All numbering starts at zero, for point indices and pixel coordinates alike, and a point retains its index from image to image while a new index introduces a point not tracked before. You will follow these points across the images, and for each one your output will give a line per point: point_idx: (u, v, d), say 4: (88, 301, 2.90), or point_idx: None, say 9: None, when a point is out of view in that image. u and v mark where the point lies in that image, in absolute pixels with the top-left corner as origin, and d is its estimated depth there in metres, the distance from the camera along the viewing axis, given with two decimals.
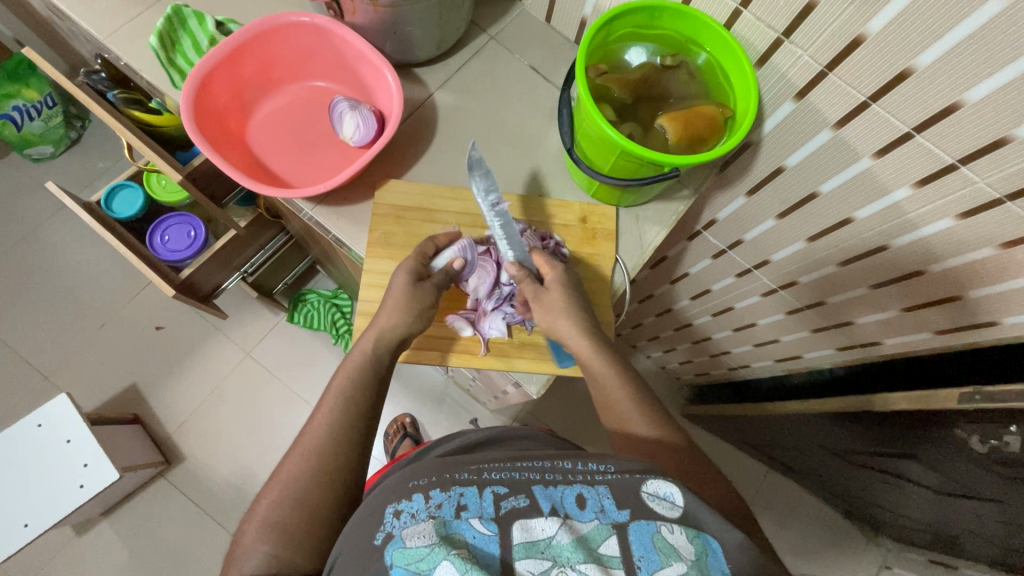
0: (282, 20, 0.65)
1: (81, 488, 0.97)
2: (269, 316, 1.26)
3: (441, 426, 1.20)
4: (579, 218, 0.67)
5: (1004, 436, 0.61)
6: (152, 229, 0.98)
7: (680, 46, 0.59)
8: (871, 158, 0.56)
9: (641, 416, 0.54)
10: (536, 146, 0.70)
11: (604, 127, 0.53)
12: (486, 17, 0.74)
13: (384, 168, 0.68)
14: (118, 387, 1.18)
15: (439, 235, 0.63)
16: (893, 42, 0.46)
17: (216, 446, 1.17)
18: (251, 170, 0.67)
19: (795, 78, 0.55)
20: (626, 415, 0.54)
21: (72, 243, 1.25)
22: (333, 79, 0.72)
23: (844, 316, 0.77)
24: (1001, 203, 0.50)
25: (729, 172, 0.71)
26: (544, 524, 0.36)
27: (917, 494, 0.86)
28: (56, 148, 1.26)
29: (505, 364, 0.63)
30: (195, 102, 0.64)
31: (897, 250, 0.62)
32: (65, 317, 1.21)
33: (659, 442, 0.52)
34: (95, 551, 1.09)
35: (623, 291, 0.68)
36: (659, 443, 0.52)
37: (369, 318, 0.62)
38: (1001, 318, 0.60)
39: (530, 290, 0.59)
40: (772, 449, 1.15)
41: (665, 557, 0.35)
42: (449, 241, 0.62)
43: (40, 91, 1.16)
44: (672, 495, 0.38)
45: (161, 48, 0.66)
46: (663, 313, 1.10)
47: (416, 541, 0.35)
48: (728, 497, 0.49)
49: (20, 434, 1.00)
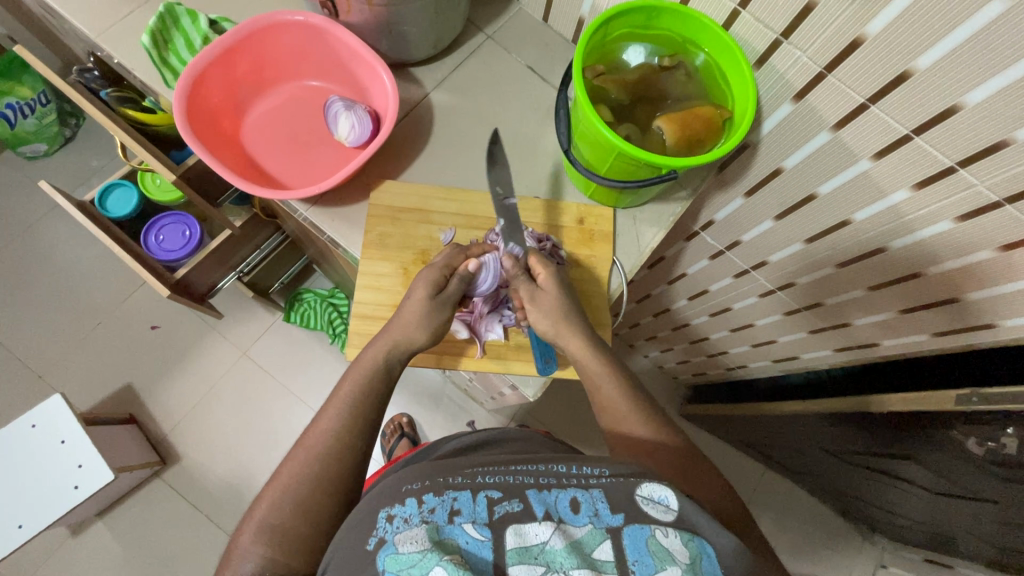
0: (276, 19, 0.64)
1: (76, 489, 0.96)
2: (265, 315, 1.25)
3: (438, 426, 1.20)
4: (576, 220, 0.67)
5: (1001, 438, 0.61)
6: (147, 229, 0.97)
7: (679, 47, 0.59)
8: (870, 159, 0.55)
9: (647, 420, 0.54)
10: (533, 146, 0.69)
11: (601, 128, 0.52)
12: (483, 16, 0.74)
13: (380, 168, 0.67)
14: (113, 387, 1.18)
15: (473, 247, 0.61)
16: (893, 42, 0.46)
17: (212, 445, 1.17)
18: (245, 170, 0.66)
19: (794, 79, 0.55)
20: (616, 417, 0.55)
21: (67, 242, 1.24)
22: (328, 79, 0.71)
23: (841, 317, 0.77)
24: (1000, 205, 0.50)
25: (728, 172, 0.70)
26: (538, 529, 0.36)
27: (914, 495, 0.86)
28: (49, 146, 1.25)
29: (502, 366, 0.63)
30: (189, 101, 0.63)
31: (896, 251, 0.62)
32: (61, 316, 1.20)
33: (663, 445, 0.52)
34: (91, 552, 1.09)
35: (620, 293, 0.67)
36: (659, 454, 0.52)
37: (364, 320, 0.62)
38: (999, 320, 0.59)
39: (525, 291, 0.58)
40: (770, 449, 1.15)
41: (660, 562, 0.34)
42: (481, 253, 0.60)
43: (34, 88, 1.14)
44: (666, 498, 0.37)
45: (154, 48, 0.65)
46: (661, 313, 1.10)
47: (408, 547, 0.34)
48: (725, 499, 0.49)
49: (13, 435, 0.99)
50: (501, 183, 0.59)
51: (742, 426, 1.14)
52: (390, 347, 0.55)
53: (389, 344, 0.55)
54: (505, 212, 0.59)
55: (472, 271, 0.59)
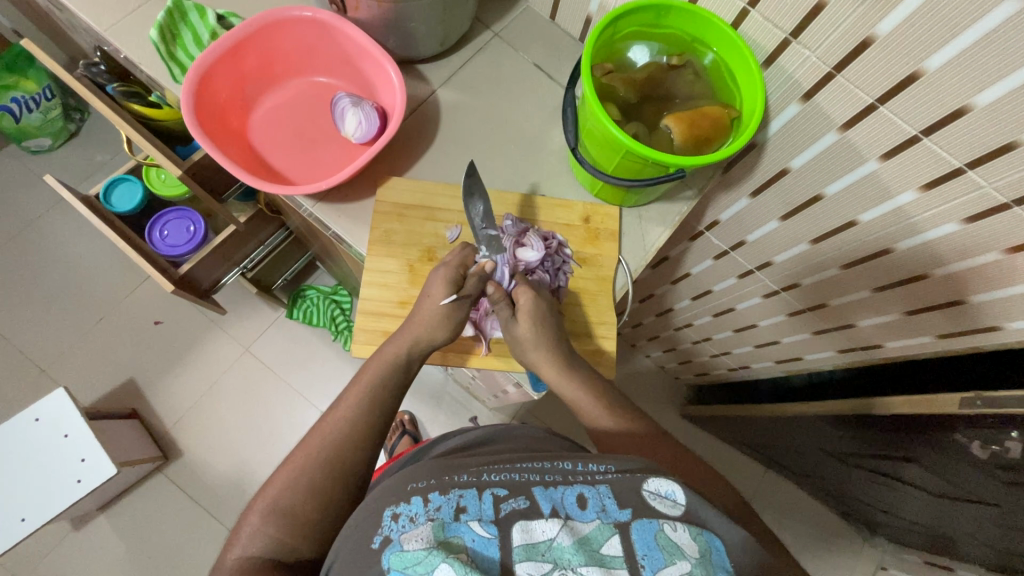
0: (283, 14, 0.64)
1: (78, 483, 0.97)
2: (268, 311, 1.25)
3: (440, 424, 1.20)
4: (581, 218, 0.67)
5: (1004, 442, 0.61)
6: (152, 224, 0.97)
7: (686, 46, 0.59)
8: (877, 160, 0.55)
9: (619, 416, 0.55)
10: (539, 145, 0.69)
11: (608, 126, 0.52)
12: (489, 13, 0.74)
13: (387, 165, 0.67)
14: (115, 382, 1.18)
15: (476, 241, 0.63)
16: (903, 43, 0.46)
17: (215, 441, 1.17)
18: (252, 167, 0.66)
19: (803, 78, 0.55)
20: (594, 414, 0.55)
21: (69, 237, 1.24)
22: (334, 75, 0.71)
23: (845, 318, 0.77)
24: (1007, 207, 0.50)
25: (734, 172, 0.70)
26: (545, 526, 0.36)
27: (915, 498, 0.86)
28: (54, 140, 1.25)
29: (508, 364, 0.63)
30: (195, 97, 0.63)
31: (902, 253, 0.62)
32: (65, 311, 1.20)
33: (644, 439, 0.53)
34: (93, 546, 1.09)
35: (625, 292, 0.67)
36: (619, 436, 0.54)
37: (371, 317, 0.62)
38: (1003, 322, 0.59)
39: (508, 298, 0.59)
40: (772, 450, 1.15)
41: (669, 556, 0.34)
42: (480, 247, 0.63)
43: (39, 82, 1.15)
44: (674, 493, 0.38)
45: (161, 42, 0.66)
46: (663, 313, 1.10)
47: (414, 544, 0.34)
48: (726, 492, 0.49)
49: (17, 428, 0.99)
50: (482, 214, 0.60)
51: (744, 427, 1.14)
52: (395, 343, 0.55)
53: (395, 340, 0.55)
54: (485, 242, 0.60)
55: (488, 274, 0.59)
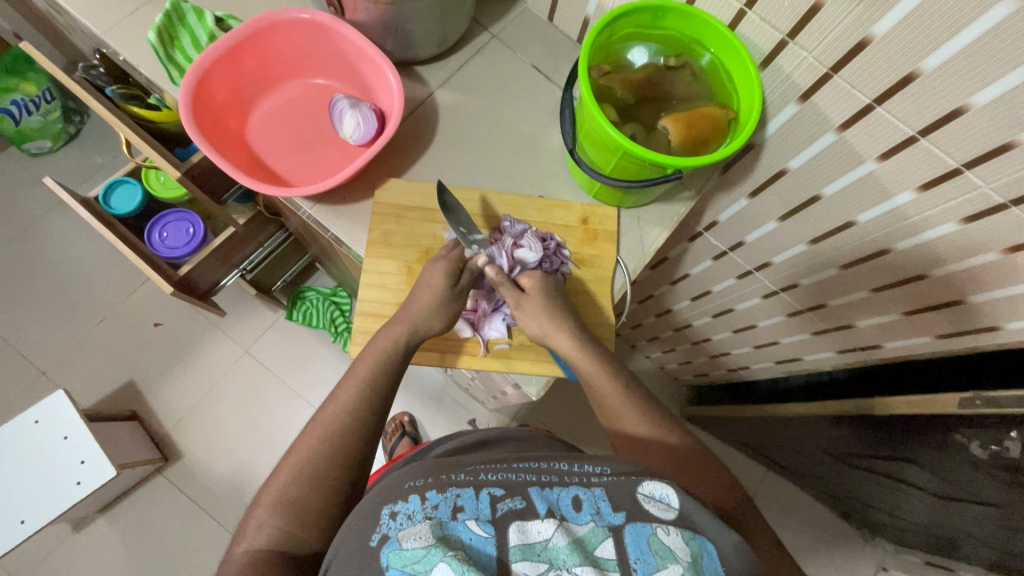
0: (281, 16, 0.64)
1: (78, 485, 0.97)
2: (268, 313, 1.25)
3: (440, 426, 1.20)
4: (579, 220, 0.67)
5: (1004, 442, 0.61)
6: (151, 226, 0.97)
7: (684, 46, 0.59)
8: (875, 161, 0.55)
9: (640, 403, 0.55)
10: (537, 147, 0.69)
11: (606, 127, 0.52)
12: (487, 15, 0.74)
13: (385, 167, 0.67)
14: (115, 384, 1.18)
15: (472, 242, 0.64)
16: (900, 43, 0.46)
17: (215, 443, 1.17)
18: (251, 169, 0.67)
19: (800, 78, 0.54)
20: (614, 404, 0.55)
21: (70, 239, 1.24)
22: (333, 77, 0.71)
23: (844, 319, 0.77)
24: (1005, 207, 0.50)
25: (732, 173, 0.70)
26: (541, 527, 0.35)
27: (916, 499, 0.86)
28: (54, 143, 1.26)
29: (506, 365, 0.63)
30: (194, 99, 0.63)
31: (899, 253, 0.62)
32: (65, 313, 1.20)
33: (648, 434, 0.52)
34: (93, 548, 1.09)
35: (623, 292, 0.67)
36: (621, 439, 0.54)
37: (369, 319, 0.62)
38: (1002, 322, 0.59)
39: (510, 296, 0.59)
40: (774, 451, 1.15)
41: (661, 560, 0.34)
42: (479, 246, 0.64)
43: (38, 85, 1.15)
44: (668, 496, 0.38)
45: (160, 44, 0.66)
46: (663, 313, 1.10)
47: (412, 543, 0.34)
48: (727, 491, 0.49)
49: (17, 430, 0.99)
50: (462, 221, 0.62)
51: (747, 428, 1.14)
52: (393, 344, 0.55)
53: (394, 342, 0.55)
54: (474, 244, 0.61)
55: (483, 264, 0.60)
